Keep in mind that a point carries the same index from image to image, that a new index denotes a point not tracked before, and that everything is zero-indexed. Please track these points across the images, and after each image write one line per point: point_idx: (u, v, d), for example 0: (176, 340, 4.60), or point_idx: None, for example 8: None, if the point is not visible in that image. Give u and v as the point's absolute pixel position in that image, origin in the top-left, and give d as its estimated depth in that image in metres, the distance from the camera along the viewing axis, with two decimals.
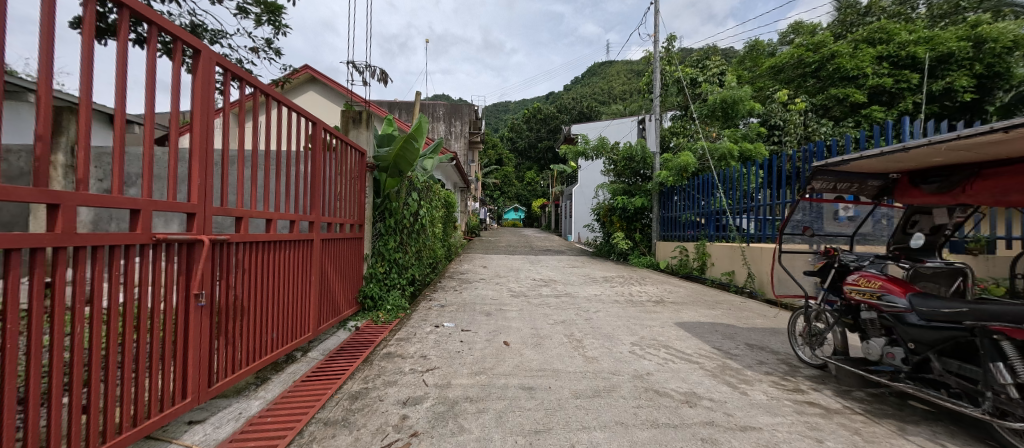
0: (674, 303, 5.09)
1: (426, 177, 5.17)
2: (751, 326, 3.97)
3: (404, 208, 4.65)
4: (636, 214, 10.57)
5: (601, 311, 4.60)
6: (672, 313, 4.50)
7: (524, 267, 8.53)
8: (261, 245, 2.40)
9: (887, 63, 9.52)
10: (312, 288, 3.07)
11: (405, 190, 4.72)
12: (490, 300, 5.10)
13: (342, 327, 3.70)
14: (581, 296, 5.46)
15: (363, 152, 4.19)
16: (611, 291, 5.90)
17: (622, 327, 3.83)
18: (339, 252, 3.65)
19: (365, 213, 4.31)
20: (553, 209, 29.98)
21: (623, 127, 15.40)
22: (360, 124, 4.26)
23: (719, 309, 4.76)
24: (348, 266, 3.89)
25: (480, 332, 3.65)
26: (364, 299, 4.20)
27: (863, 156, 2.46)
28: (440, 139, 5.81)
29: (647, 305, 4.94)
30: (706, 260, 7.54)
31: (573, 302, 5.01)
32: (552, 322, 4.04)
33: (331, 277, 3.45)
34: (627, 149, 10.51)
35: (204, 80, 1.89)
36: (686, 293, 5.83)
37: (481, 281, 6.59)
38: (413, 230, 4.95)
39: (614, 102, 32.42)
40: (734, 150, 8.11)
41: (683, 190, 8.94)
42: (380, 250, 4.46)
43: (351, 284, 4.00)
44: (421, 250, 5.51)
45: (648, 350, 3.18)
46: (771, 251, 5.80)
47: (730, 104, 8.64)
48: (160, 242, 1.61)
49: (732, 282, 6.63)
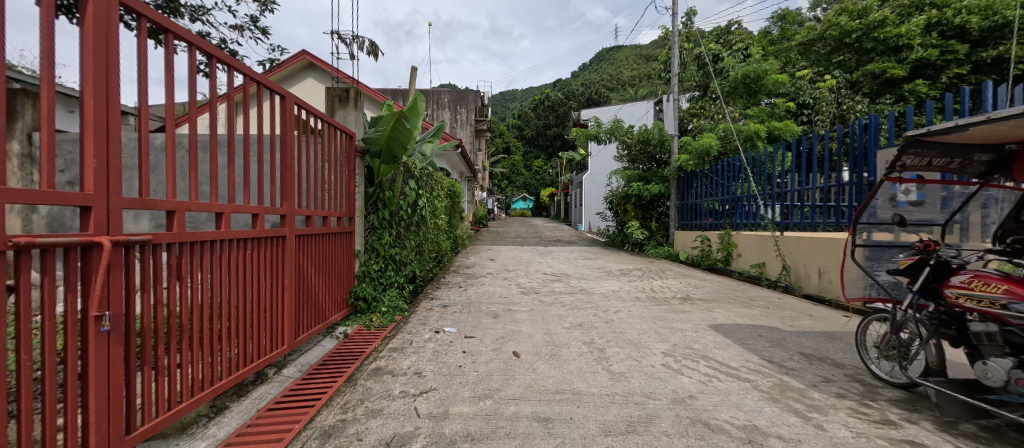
0: (702, 300, 4.57)
1: (425, 163, 4.65)
2: (800, 330, 3.42)
3: (402, 198, 4.15)
4: (652, 202, 9.95)
5: (624, 311, 4.09)
6: (704, 313, 3.97)
7: (533, 260, 8.04)
8: (208, 245, 1.91)
9: (935, 33, 8.69)
10: (288, 293, 2.63)
11: (404, 179, 4.22)
12: (498, 299, 4.64)
13: (328, 335, 3.25)
14: (598, 293, 4.95)
15: (351, 135, 3.69)
16: (630, 286, 5.38)
17: (649, 332, 3.32)
18: (323, 250, 3.19)
19: (356, 203, 3.82)
20: (563, 199, 29.29)
21: (637, 111, 14.66)
22: (347, 102, 3.75)
23: (755, 307, 4.21)
24: (336, 266, 3.44)
25: (486, 339, 3.18)
26: (356, 300, 3.75)
27: (991, 119, 1.79)
28: (440, 123, 5.28)
29: (673, 303, 4.41)
30: (731, 250, 6.94)
31: (590, 301, 4.51)
32: (568, 325, 3.55)
33: (313, 279, 3.01)
34: (642, 132, 9.83)
35: (98, 24, 1.37)
36: (714, 287, 5.28)
37: (488, 276, 6.13)
38: (412, 223, 4.45)
39: (625, 88, 31.38)
40: (761, 130, 7.34)
41: (704, 175, 8.29)
42: (375, 246, 4.00)
43: (339, 285, 3.55)
44: (421, 244, 5.02)
45: (684, 363, 2.68)
46: (810, 241, 5.20)
47: (754, 79, 7.88)
48: (27, 248, 1.12)
49: (762, 276, 6.03)
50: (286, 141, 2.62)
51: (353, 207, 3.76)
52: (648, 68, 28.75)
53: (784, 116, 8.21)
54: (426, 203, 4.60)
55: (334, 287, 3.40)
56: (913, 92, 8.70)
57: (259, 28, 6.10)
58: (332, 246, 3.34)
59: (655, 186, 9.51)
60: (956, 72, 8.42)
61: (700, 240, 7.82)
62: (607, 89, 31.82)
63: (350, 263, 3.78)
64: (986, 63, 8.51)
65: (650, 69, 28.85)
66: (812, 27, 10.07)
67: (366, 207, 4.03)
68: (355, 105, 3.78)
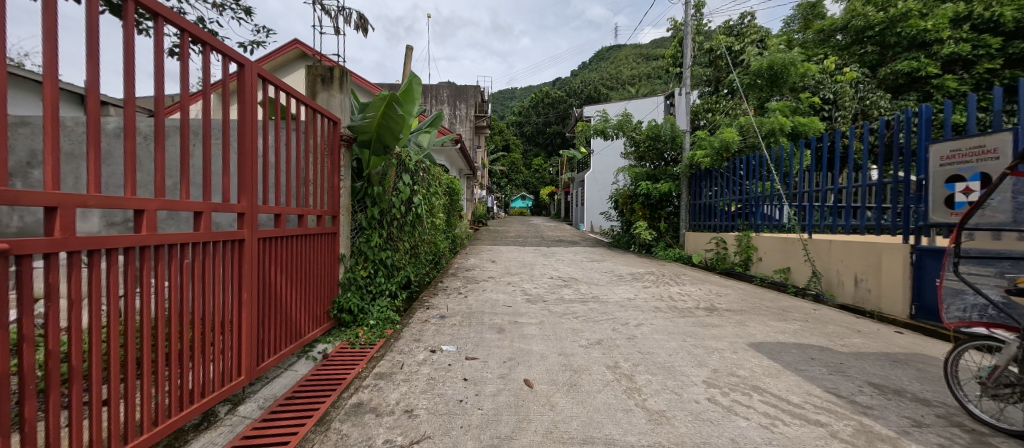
0: (731, 311, 4.08)
1: (420, 156, 4.16)
2: (856, 351, 2.95)
3: (396, 194, 3.64)
4: (661, 202, 9.48)
5: (646, 324, 3.60)
6: (737, 327, 3.49)
7: (537, 262, 7.55)
8: (121, 255, 1.40)
9: (965, 26, 8.33)
10: (249, 309, 2.13)
11: (398, 173, 3.72)
12: (503, 308, 4.14)
13: (304, 355, 2.74)
14: (613, 301, 4.47)
15: (335, 120, 3.18)
16: (646, 294, 4.90)
17: (682, 353, 2.84)
18: (299, 254, 2.70)
19: (340, 200, 3.30)
20: (563, 198, 28.82)
21: (644, 107, 14.21)
22: (331, 84, 3.24)
23: (793, 320, 3.73)
24: (315, 272, 2.93)
25: (491, 361, 2.69)
26: (340, 313, 3.24)
27: None
28: (438, 112, 4.78)
29: (700, 315, 3.92)
30: (750, 254, 6.45)
31: (605, 311, 4.02)
32: (585, 342, 3.06)
33: (284, 290, 2.50)
34: (652, 128, 9.35)
35: None
36: (739, 296, 4.79)
37: (490, 280, 5.63)
38: (405, 223, 3.96)
39: (627, 87, 30.95)
40: (786, 124, 6.84)
41: (720, 173, 7.81)
42: (363, 248, 3.47)
43: (320, 295, 3.04)
44: (415, 246, 4.52)
45: (734, 396, 2.20)
46: (845, 244, 4.72)
47: (779, 70, 7.38)
48: None
49: (787, 282, 5.55)
50: (247, 119, 2.10)
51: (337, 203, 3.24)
52: (652, 66, 28.46)
53: (807, 111, 7.73)
54: (423, 202, 4.13)
55: (313, 298, 2.90)
56: (940, 88, 8.31)
57: (242, 6, 5.56)
58: (309, 251, 2.84)
59: (665, 185, 9.05)
60: (988, 67, 8.03)
61: (715, 242, 7.33)
62: (610, 87, 31.45)
63: (335, 268, 3.27)
64: (1018, 57, 8.13)
65: (653, 67, 28.49)
66: (831, 19, 9.64)
67: (353, 203, 3.49)
68: (341, 85, 3.28)
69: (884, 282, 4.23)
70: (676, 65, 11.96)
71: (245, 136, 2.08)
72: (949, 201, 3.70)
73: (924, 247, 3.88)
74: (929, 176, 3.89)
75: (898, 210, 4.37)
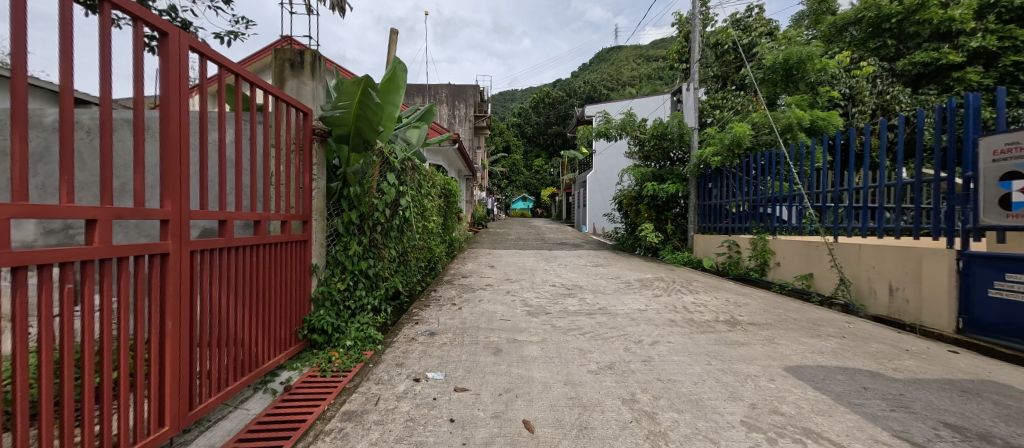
0: (757, 325, 3.64)
1: (407, 153, 3.75)
2: (914, 378, 2.51)
3: (379, 196, 3.23)
4: (667, 203, 9.06)
5: (663, 342, 3.17)
6: (767, 346, 3.06)
7: (538, 267, 7.12)
8: None
9: (989, 16, 7.88)
10: (179, 340, 1.68)
11: (383, 172, 3.32)
12: (501, 322, 3.71)
13: (261, 388, 2.29)
14: (622, 314, 4.03)
15: (306, 111, 2.75)
16: (658, 304, 4.47)
17: (709, 382, 2.41)
18: (254, 267, 2.25)
19: (313, 203, 2.87)
20: (564, 199, 28.37)
21: (651, 103, 13.88)
22: (301, 70, 2.83)
23: (829, 337, 3.30)
24: (278, 287, 2.49)
25: (484, 393, 2.27)
26: (312, 333, 2.81)
27: None
28: (429, 105, 4.39)
29: (722, 330, 3.49)
30: (767, 259, 5.98)
31: (615, 326, 3.59)
32: (596, 367, 2.64)
33: (231, 311, 2.05)
34: (658, 126, 8.93)
35: None
36: (762, 307, 4.35)
37: (487, 289, 5.21)
38: (391, 228, 3.57)
39: (628, 87, 30.53)
40: (804, 118, 6.43)
41: (730, 173, 7.38)
42: (339, 257, 3.04)
43: (285, 314, 2.59)
44: (403, 253, 4.11)
45: (782, 444, 1.77)
46: (876, 249, 4.29)
47: (795, 64, 6.96)
48: None
49: (810, 290, 5.12)
50: (172, 100, 1.65)
51: (308, 206, 2.81)
52: (653, 66, 28.05)
53: (826, 106, 7.29)
54: (411, 204, 3.76)
55: (273, 318, 2.45)
56: (963, 81, 7.87)
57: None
58: (269, 262, 2.39)
59: (671, 186, 8.63)
60: (1013, 59, 7.59)
61: (728, 245, 6.87)
62: (611, 86, 31.06)
63: (305, 280, 2.84)
64: None
65: (655, 67, 28.11)
66: (844, 11, 9.21)
67: (327, 205, 3.05)
68: (312, 71, 2.86)
69: (925, 291, 3.79)
70: (680, 62, 11.54)
71: (168, 123, 1.62)
72: (1004, 201, 3.27)
73: (973, 252, 3.46)
74: (979, 174, 3.45)
75: (939, 211, 3.94)
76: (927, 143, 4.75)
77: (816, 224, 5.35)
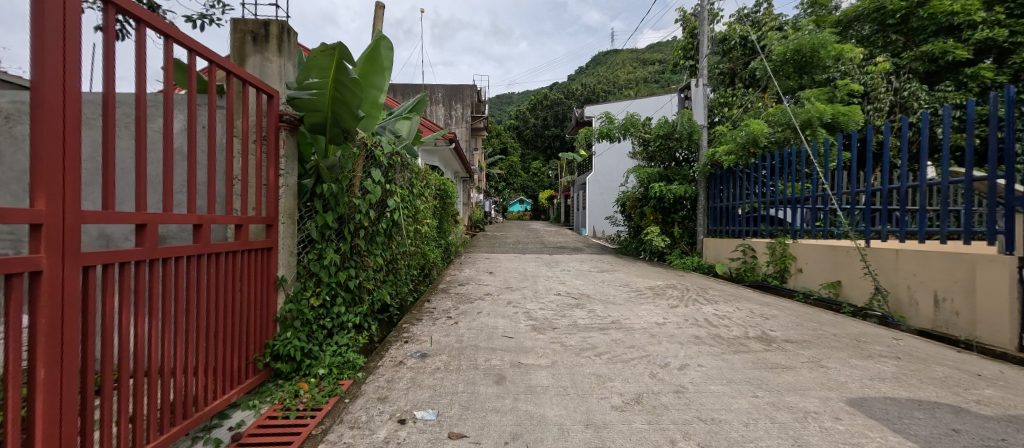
0: (795, 343, 3.19)
1: (395, 147, 3.29)
2: (1007, 415, 2.06)
3: (361, 197, 2.79)
4: (674, 205, 8.64)
5: (693, 365, 2.70)
6: (817, 371, 2.61)
7: (541, 274, 6.66)
8: None
9: (1002, 8, 7.52)
10: (62, 391, 1.20)
11: (366, 168, 2.89)
12: (503, 340, 3.24)
13: (202, 440, 1.79)
14: (639, 329, 3.57)
15: (269, 93, 2.27)
16: (677, 317, 4.02)
17: (763, 424, 1.95)
18: (195, 284, 1.77)
19: (279, 203, 2.38)
20: (563, 201, 27.91)
21: (655, 102, 13.57)
22: (266, 44, 2.37)
23: (883, 360, 2.85)
24: (229, 307, 2.00)
25: (484, 441, 1.80)
26: (275, 362, 2.31)
27: None
28: (420, 96, 3.95)
29: (756, 349, 3.04)
30: (787, 265, 5.55)
31: (634, 345, 3.13)
32: (620, 402, 2.17)
33: (158, 343, 1.57)
34: (664, 125, 8.53)
35: None
36: (792, 320, 3.91)
37: (486, 299, 4.74)
38: (375, 233, 3.14)
39: (620, 91, 30.04)
40: (825, 112, 6.00)
41: (741, 174, 6.96)
42: (311, 268, 2.55)
43: (238, 339, 2.09)
44: (392, 260, 3.65)
45: None
46: (919, 255, 3.84)
47: (810, 54, 6.63)
48: None
49: (838, 300, 4.68)
50: (52, 56, 1.16)
51: (273, 208, 2.32)
52: (649, 68, 27.82)
53: (845, 100, 6.80)
54: (400, 205, 3.33)
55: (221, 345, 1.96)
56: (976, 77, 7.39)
57: None
58: (217, 277, 1.90)
59: (679, 187, 8.22)
60: None
61: (742, 250, 6.44)
62: (608, 88, 30.77)
63: (269, 296, 2.35)
64: None
65: (651, 70, 27.85)
66: (852, 6, 8.90)
67: (297, 206, 2.57)
68: (280, 46, 2.40)
69: (980, 305, 3.34)
70: (683, 60, 11.20)
71: (43, 90, 1.13)
72: None
73: None
74: None
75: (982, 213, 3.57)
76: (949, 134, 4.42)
77: (842, 227, 4.89)
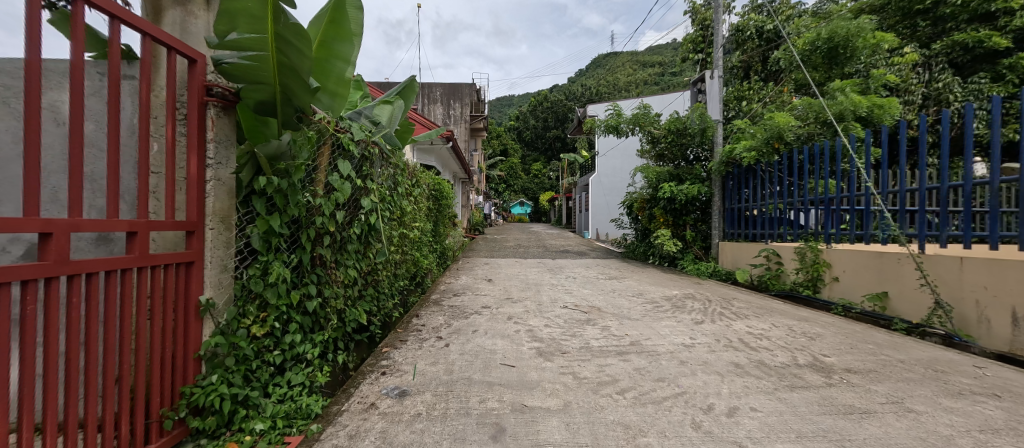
0: (860, 375, 2.59)
1: (370, 134, 2.70)
2: None
3: (323, 197, 2.24)
4: (686, 206, 8.06)
5: (745, 410, 2.11)
6: (906, 419, 2.02)
7: (544, 281, 6.07)
8: None
9: None
10: None
11: (331, 160, 2.34)
12: (502, 370, 2.64)
13: None
14: (665, 353, 2.97)
15: (185, 53, 1.69)
16: (707, 337, 3.42)
17: None
18: (39, 318, 1.19)
19: (201, 201, 1.78)
20: (564, 203, 27.30)
21: (662, 99, 13.01)
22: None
23: (980, 399, 2.26)
24: (111, 349, 1.41)
25: None
26: (194, 417, 1.70)
27: None
28: (409, 79, 3.38)
29: (816, 384, 2.45)
30: (821, 273, 4.96)
31: (665, 377, 2.54)
32: None
33: None
34: (675, 120, 7.95)
35: None
36: (843, 341, 3.31)
37: (484, 313, 4.15)
38: (345, 241, 2.57)
39: (621, 92, 29.43)
40: (861, 104, 5.44)
41: (761, 173, 6.37)
42: (252, 289, 1.93)
43: (131, 392, 1.49)
44: (370, 271, 3.08)
45: None
46: (989, 263, 3.25)
47: (843, 42, 6.12)
48: None
49: (886, 314, 4.09)
50: None
51: (198, 210, 1.75)
52: (650, 70, 27.25)
53: (879, 92, 6.21)
54: (378, 208, 2.78)
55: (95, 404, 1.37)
56: (1016, 68, 6.66)
57: None
58: (89, 308, 1.32)
59: (692, 187, 7.62)
60: None
61: (766, 256, 5.86)
62: (610, 88, 30.26)
63: (186, 328, 1.74)
64: None
65: (653, 71, 27.28)
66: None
67: (234, 206, 1.97)
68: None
69: None
70: (692, 54, 10.64)
71: None
72: None
73: None
74: None
75: None
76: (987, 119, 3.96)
77: (888, 230, 4.26)
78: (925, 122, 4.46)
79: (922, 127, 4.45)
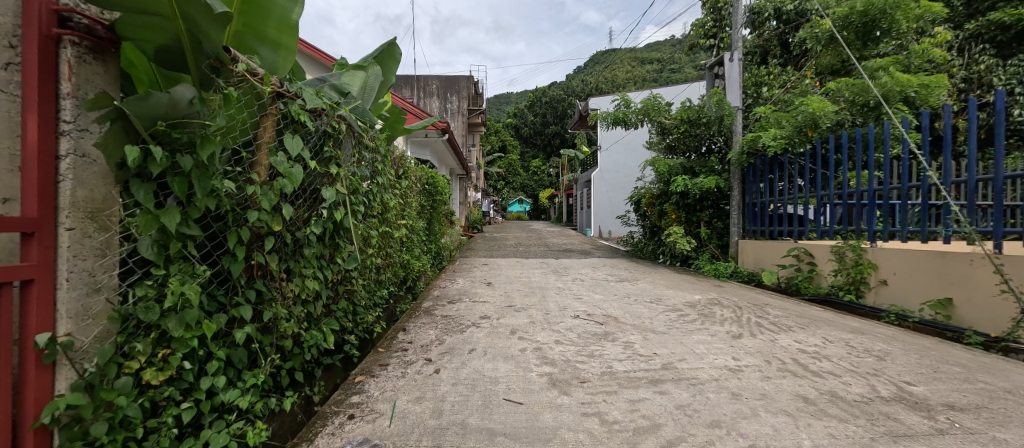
0: (971, 416, 2.00)
1: (330, 103, 2.05)
2: None
3: (260, 184, 1.62)
4: (700, 201, 7.46)
5: None
6: None
7: (549, 285, 5.46)
8: None
9: None
10: None
11: (273, 135, 1.72)
12: (505, 410, 2.03)
13: None
14: (711, 382, 2.37)
15: None
16: (753, 357, 2.81)
17: None
18: None
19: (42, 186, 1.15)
20: (564, 201, 26.62)
21: (669, 90, 12.42)
22: None
23: None
24: None
25: None
26: None
27: None
28: (387, 46, 2.75)
29: (923, 431, 1.84)
30: (865, 276, 4.36)
31: (721, 420, 1.93)
32: None
33: None
34: (688, 109, 7.34)
35: None
36: (922, 362, 2.71)
37: (482, 326, 3.53)
38: (299, 244, 1.95)
39: (621, 86, 28.75)
40: (911, 83, 4.84)
41: (789, 164, 5.75)
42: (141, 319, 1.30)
43: None
44: (338, 281, 2.46)
45: None
46: None
47: (881, 17, 5.56)
48: None
49: (953, 324, 3.50)
50: None
51: (39, 199, 1.14)
52: (650, 65, 26.64)
53: (923, 70, 5.66)
54: (346, 201, 2.16)
55: None
56: None
57: None
58: None
59: (708, 179, 6.96)
60: None
61: (796, 256, 5.25)
62: (610, 83, 29.61)
63: (21, 385, 1.12)
64: None
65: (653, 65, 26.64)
66: None
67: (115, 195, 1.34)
68: None
69: None
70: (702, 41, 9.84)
71: None
72: None
73: None
74: None
75: None
76: (1003, 107, 3.69)
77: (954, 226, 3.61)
78: (972, 105, 3.92)
79: (971, 109, 3.88)
